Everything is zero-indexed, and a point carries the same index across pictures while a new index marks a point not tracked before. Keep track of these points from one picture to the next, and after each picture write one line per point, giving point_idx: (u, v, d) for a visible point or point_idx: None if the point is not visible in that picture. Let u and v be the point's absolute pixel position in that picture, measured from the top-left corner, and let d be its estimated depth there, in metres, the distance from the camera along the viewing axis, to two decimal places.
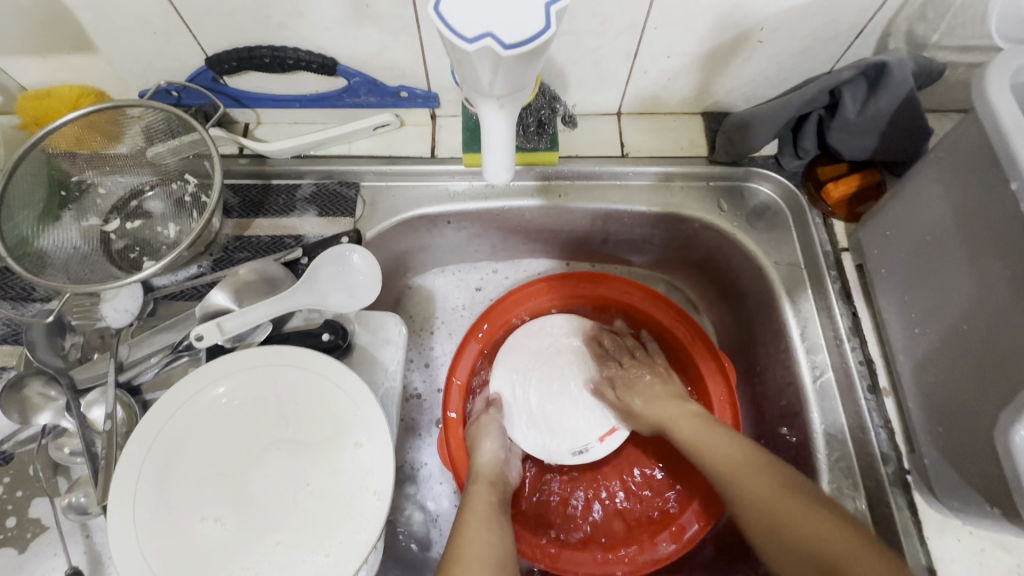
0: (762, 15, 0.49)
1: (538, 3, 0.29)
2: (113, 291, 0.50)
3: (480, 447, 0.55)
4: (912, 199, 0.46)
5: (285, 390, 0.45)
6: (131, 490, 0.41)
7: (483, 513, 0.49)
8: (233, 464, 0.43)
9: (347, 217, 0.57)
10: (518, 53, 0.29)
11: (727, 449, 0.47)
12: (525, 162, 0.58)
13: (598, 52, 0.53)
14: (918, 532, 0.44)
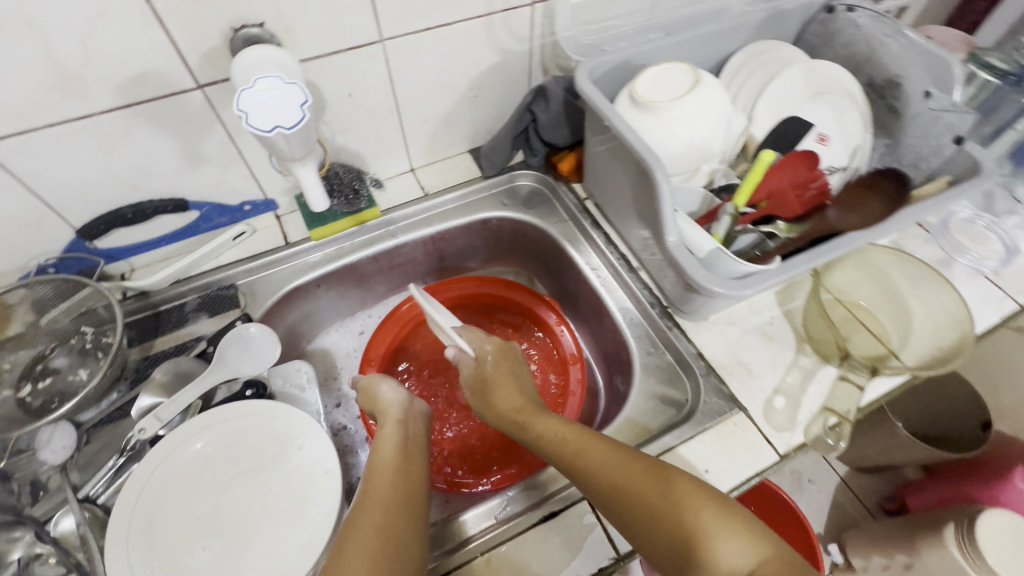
0: (466, 82, 0.77)
1: (297, 104, 0.50)
2: (47, 436, 0.57)
3: (381, 403, 0.65)
4: (592, 150, 0.75)
5: (235, 435, 0.58)
6: (124, 558, 0.49)
7: (386, 448, 0.59)
8: (205, 506, 0.54)
9: (234, 309, 0.72)
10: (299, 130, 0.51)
11: (673, 494, 0.46)
12: (358, 222, 0.78)
13: (377, 134, 0.77)
14: (686, 336, 0.68)
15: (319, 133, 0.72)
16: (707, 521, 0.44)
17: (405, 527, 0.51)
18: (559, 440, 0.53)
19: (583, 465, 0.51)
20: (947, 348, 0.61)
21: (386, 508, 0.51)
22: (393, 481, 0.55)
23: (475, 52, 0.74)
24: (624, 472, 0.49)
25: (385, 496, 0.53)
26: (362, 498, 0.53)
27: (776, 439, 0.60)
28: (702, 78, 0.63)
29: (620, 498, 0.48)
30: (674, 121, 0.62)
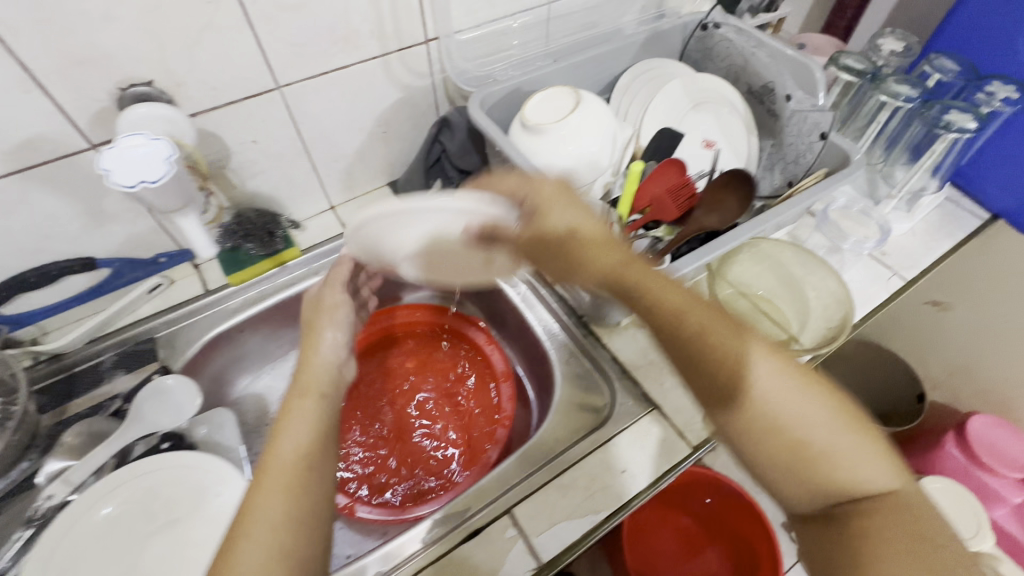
0: (373, 119, 0.80)
1: (162, 157, 0.51)
2: None
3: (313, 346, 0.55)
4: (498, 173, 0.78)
5: (149, 489, 0.57)
6: None
7: (312, 392, 0.51)
8: (118, 567, 0.53)
9: (153, 361, 0.71)
10: (165, 182, 0.51)
11: (826, 412, 0.45)
12: (277, 263, 0.79)
13: (289, 176, 0.79)
14: (602, 342, 0.71)
15: (228, 181, 0.73)
16: (858, 429, 0.45)
17: (304, 499, 0.44)
18: (671, 308, 0.47)
19: (713, 368, 0.45)
20: (834, 327, 0.65)
21: (290, 475, 0.44)
22: (300, 444, 0.46)
23: (376, 90, 0.77)
24: (771, 385, 0.45)
25: (284, 468, 0.44)
26: (264, 476, 0.44)
27: (687, 432, 0.63)
28: (583, 99, 0.67)
29: (778, 395, 0.44)
30: (565, 141, 0.66)
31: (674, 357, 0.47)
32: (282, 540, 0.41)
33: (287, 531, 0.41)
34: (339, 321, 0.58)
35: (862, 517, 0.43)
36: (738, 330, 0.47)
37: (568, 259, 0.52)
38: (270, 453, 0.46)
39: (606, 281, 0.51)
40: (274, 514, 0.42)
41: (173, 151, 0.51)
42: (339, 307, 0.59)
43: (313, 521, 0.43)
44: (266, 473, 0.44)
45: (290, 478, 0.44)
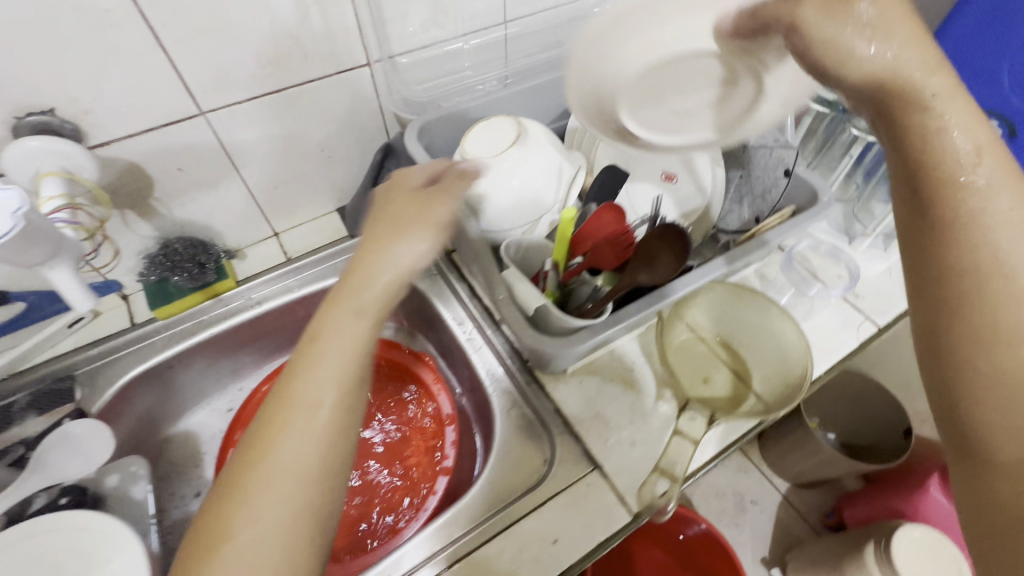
0: (314, 144, 0.76)
1: (10, 212, 0.46)
2: None
3: (406, 234, 0.50)
4: None
5: (38, 553, 0.53)
6: None
7: (349, 309, 0.46)
8: None
9: (68, 403, 0.66)
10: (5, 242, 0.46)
11: None
12: (210, 294, 0.75)
13: (224, 203, 0.75)
14: (546, 391, 0.66)
15: (154, 211, 0.69)
16: (1004, 385, 0.35)
17: (309, 471, 0.40)
18: (965, 140, 0.37)
19: (968, 205, 0.37)
20: (791, 383, 0.60)
21: (300, 442, 0.41)
22: (362, 369, 0.44)
23: (316, 115, 0.73)
24: (1021, 244, 0.36)
25: (303, 420, 0.41)
26: (266, 436, 0.41)
27: (628, 496, 0.58)
28: (525, 129, 0.64)
29: (987, 271, 0.36)
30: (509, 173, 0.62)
31: (909, 196, 0.39)
32: (293, 518, 0.39)
33: (294, 512, 0.39)
34: (399, 232, 0.50)
35: (989, 480, 0.36)
36: (958, 186, 0.37)
37: (828, 21, 0.36)
38: (291, 388, 0.43)
39: (876, 96, 0.38)
40: (274, 492, 0.39)
41: (23, 205, 0.47)
42: (415, 213, 0.51)
43: (324, 489, 0.40)
44: (268, 431, 0.41)
45: (298, 444, 0.40)
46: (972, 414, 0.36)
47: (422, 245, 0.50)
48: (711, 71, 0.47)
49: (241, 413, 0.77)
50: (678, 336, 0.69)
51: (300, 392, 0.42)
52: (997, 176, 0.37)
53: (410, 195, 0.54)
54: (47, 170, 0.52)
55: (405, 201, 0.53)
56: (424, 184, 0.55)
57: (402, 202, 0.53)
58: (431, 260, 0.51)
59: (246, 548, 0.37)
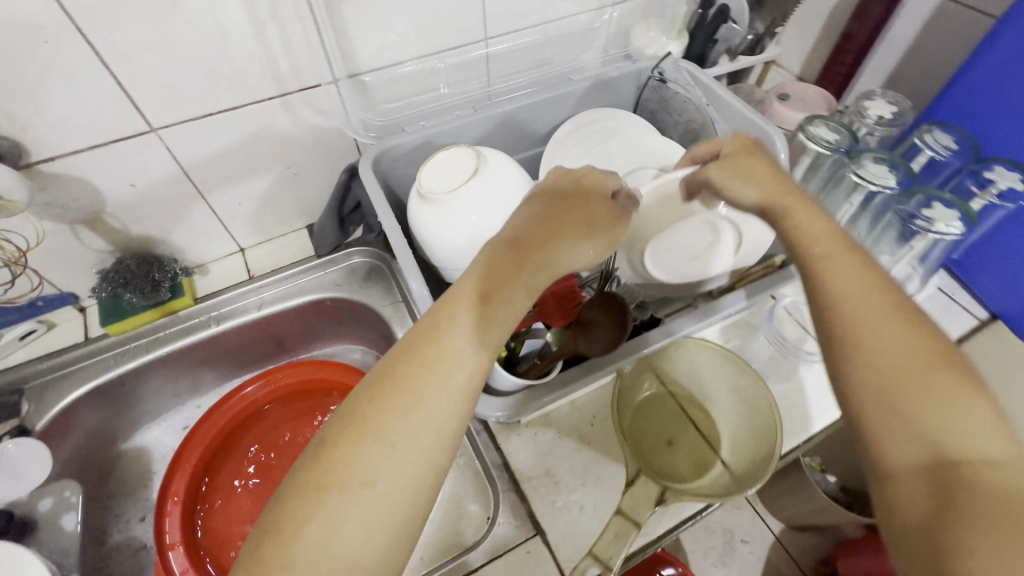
0: (279, 162, 0.73)
1: None
2: None
3: (554, 218, 0.45)
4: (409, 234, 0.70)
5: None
6: None
7: (523, 274, 0.41)
8: None
9: (12, 418, 0.65)
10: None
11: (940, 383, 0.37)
12: (166, 312, 0.73)
13: (184, 219, 0.72)
14: (495, 442, 0.62)
15: (107, 226, 0.67)
16: (879, 394, 0.38)
17: (426, 439, 0.36)
18: (815, 225, 0.47)
19: (829, 271, 0.44)
20: (755, 464, 0.54)
21: (415, 408, 0.36)
22: (491, 330, 0.39)
23: (279, 132, 0.69)
24: (874, 298, 0.41)
25: (444, 383, 0.37)
26: (405, 384, 0.37)
27: (569, 569, 0.53)
28: (486, 161, 0.59)
29: (867, 318, 0.40)
30: (468, 209, 0.57)
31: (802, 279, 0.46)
32: (396, 498, 0.35)
33: (407, 486, 0.35)
34: (583, 232, 0.45)
35: (899, 499, 0.35)
36: (822, 259, 0.45)
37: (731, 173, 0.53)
38: (438, 346, 0.38)
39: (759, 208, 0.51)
40: (382, 458, 0.35)
41: None
42: (592, 216, 0.46)
43: (424, 470, 0.36)
44: (406, 377, 0.37)
45: (419, 407, 0.37)
46: (865, 424, 0.39)
47: (590, 251, 0.45)
48: (701, 238, 0.65)
49: (194, 431, 0.75)
50: (645, 392, 0.63)
51: (432, 353, 0.38)
52: (835, 248, 0.45)
53: (598, 200, 0.48)
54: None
55: (586, 203, 0.47)
56: (609, 191, 0.50)
57: (582, 188, 0.48)
58: (594, 266, 0.46)
59: (335, 521, 0.33)
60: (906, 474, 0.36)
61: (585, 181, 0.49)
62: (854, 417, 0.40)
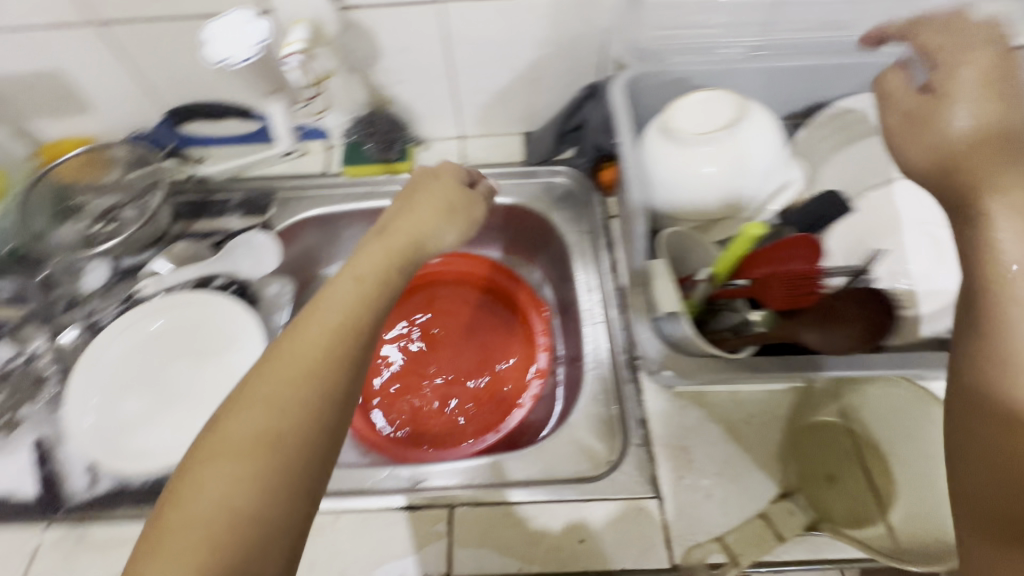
0: (527, 61, 0.74)
1: (249, 44, 0.58)
2: (90, 267, 0.73)
3: (415, 210, 0.56)
4: None
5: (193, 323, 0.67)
6: (91, 378, 0.63)
7: (390, 252, 0.51)
8: (156, 364, 0.65)
9: (262, 214, 0.81)
10: (250, 63, 0.58)
11: None
12: (387, 170, 0.80)
13: (428, 93, 0.78)
14: (641, 396, 0.60)
15: (372, 79, 0.75)
16: (983, 453, 0.34)
17: (309, 396, 0.39)
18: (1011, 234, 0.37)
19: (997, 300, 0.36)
20: (941, 536, 0.45)
21: (301, 372, 0.40)
22: (364, 300, 0.45)
23: (540, 31, 0.70)
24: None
25: (320, 354, 0.41)
26: (283, 360, 0.40)
27: (676, 545, 0.52)
28: (748, 117, 0.54)
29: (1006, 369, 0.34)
30: (709, 158, 0.54)
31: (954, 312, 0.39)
32: (287, 435, 0.37)
33: (289, 429, 0.37)
34: (444, 217, 0.57)
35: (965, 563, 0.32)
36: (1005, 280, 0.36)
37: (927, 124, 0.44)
38: (310, 328, 0.42)
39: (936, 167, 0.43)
40: (269, 419, 0.37)
41: (261, 40, 0.58)
42: (453, 203, 0.58)
43: (307, 433, 0.38)
44: (283, 352, 0.41)
45: (308, 372, 0.40)
46: (959, 484, 0.35)
47: (453, 233, 0.57)
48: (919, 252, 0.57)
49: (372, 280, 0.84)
50: (819, 416, 0.56)
51: (304, 331, 0.42)
52: None
53: (456, 188, 0.60)
54: (301, 18, 0.61)
55: (445, 188, 0.59)
56: (465, 181, 0.63)
57: (418, 195, 0.58)
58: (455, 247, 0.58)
59: (219, 485, 0.35)
60: (981, 545, 0.32)
61: (447, 185, 0.60)
62: (953, 473, 0.35)
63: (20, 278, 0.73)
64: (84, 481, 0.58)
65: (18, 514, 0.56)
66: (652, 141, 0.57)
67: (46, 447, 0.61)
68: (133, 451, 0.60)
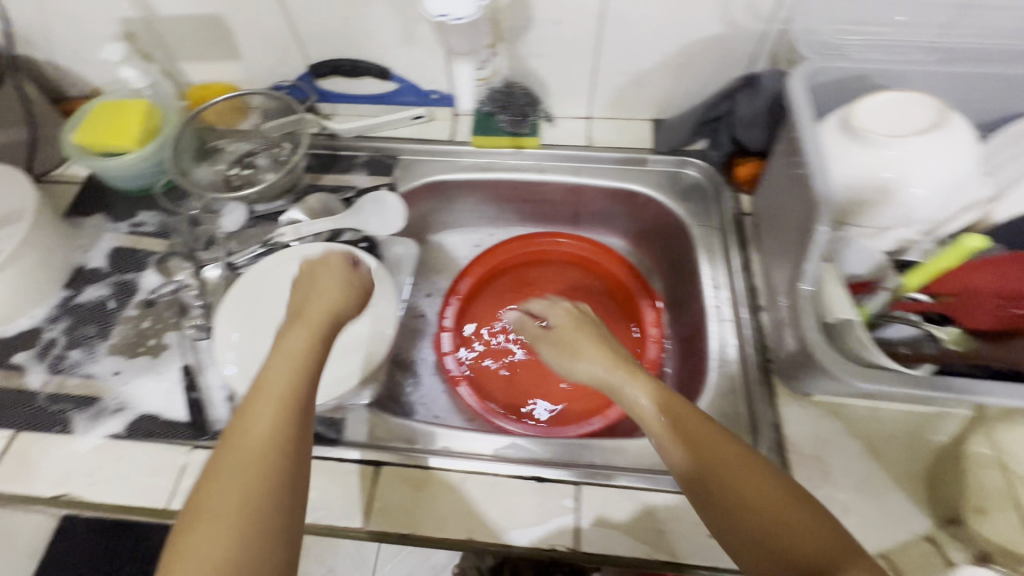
0: (679, 45, 0.72)
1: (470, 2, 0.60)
2: (230, 210, 0.77)
3: (312, 298, 0.55)
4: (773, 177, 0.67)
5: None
6: (235, 313, 0.65)
7: (310, 327, 0.51)
8: (292, 306, 0.66)
9: (388, 176, 0.82)
10: (465, 22, 0.61)
11: None
12: (515, 144, 0.81)
13: (568, 69, 0.77)
14: (774, 401, 0.59)
15: (517, 51, 0.75)
16: None
17: (279, 476, 0.40)
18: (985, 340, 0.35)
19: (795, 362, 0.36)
20: None
21: (261, 457, 0.40)
22: (300, 376, 0.46)
23: (703, 15, 0.67)
24: None
25: (270, 438, 0.42)
26: (252, 443, 0.41)
27: None
28: (947, 128, 0.51)
29: None
30: (898, 162, 0.50)
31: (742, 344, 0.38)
32: (249, 513, 0.38)
33: (246, 503, 0.38)
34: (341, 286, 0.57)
35: None
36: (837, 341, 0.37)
37: None
38: (254, 414, 0.43)
39: None
40: (233, 494, 0.38)
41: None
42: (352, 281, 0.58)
43: (264, 508, 0.39)
44: (250, 440, 0.41)
45: (264, 457, 0.41)
46: None
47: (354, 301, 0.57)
48: None
49: (486, 252, 0.85)
50: (966, 445, 0.50)
51: (256, 420, 0.42)
52: None
53: (343, 267, 0.59)
54: None
55: (335, 267, 0.59)
56: (348, 262, 0.61)
57: (324, 277, 0.58)
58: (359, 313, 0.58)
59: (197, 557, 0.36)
60: None
61: (357, 276, 0.60)
62: None
63: (166, 214, 0.77)
64: (225, 411, 0.62)
65: (168, 433, 0.60)
66: (834, 136, 0.54)
67: (191, 375, 0.64)
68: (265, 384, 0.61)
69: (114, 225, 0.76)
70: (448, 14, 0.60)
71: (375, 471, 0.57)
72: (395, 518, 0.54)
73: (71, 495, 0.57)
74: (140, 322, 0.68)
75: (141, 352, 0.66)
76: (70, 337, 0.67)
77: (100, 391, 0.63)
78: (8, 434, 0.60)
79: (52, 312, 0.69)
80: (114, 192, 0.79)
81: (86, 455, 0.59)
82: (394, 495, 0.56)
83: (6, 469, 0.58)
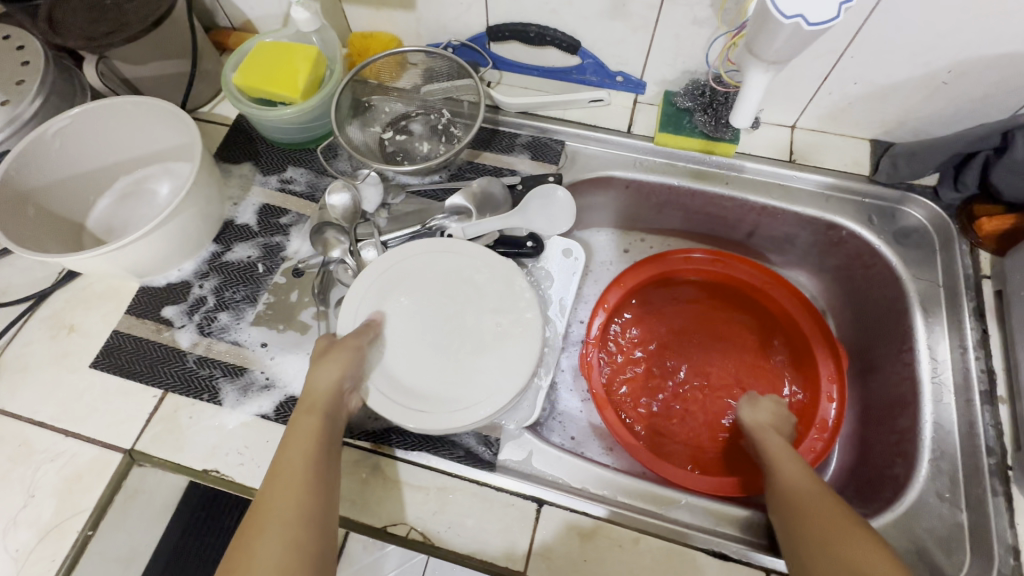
0: (954, 60, 0.58)
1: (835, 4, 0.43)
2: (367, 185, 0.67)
3: (315, 375, 0.51)
4: None
5: (475, 270, 0.60)
6: (354, 308, 0.57)
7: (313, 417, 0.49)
8: (426, 306, 0.59)
9: (553, 164, 0.73)
10: (813, 32, 0.44)
11: None
12: (707, 149, 0.70)
13: (796, 70, 0.64)
14: (1010, 516, 0.51)
15: None
16: None
17: (305, 540, 0.41)
18: None
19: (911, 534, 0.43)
20: None
21: (287, 532, 0.41)
22: (315, 453, 0.46)
23: (1008, 30, 0.54)
24: None
25: (291, 515, 0.42)
26: (278, 516, 0.42)
27: None
28: None
29: None
30: None
31: None
32: None
33: None
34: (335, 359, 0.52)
35: None
36: None
37: None
38: (274, 498, 0.43)
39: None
40: None
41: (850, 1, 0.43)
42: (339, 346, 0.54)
43: None
44: (277, 517, 0.41)
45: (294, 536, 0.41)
46: None
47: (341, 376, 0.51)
48: None
49: (637, 264, 0.75)
50: None
51: (275, 502, 0.42)
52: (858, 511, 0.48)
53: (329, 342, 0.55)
54: None
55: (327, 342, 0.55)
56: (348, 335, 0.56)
57: (324, 361, 0.52)
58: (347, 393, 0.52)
59: None
60: None
61: (340, 343, 0.54)
62: None
63: (315, 172, 0.72)
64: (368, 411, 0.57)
65: None
66: None
67: None
68: (411, 400, 0.54)
69: (263, 177, 0.71)
70: (802, 15, 0.43)
71: (539, 509, 0.52)
72: (561, 566, 0.50)
73: (220, 473, 0.55)
74: (287, 293, 0.64)
75: (288, 327, 0.62)
76: (219, 298, 0.64)
77: (248, 363, 0.60)
78: (158, 394, 0.58)
79: (201, 267, 0.65)
80: (264, 141, 0.74)
81: (235, 431, 0.56)
82: (559, 541, 0.51)
83: (156, 431, 0.56)
